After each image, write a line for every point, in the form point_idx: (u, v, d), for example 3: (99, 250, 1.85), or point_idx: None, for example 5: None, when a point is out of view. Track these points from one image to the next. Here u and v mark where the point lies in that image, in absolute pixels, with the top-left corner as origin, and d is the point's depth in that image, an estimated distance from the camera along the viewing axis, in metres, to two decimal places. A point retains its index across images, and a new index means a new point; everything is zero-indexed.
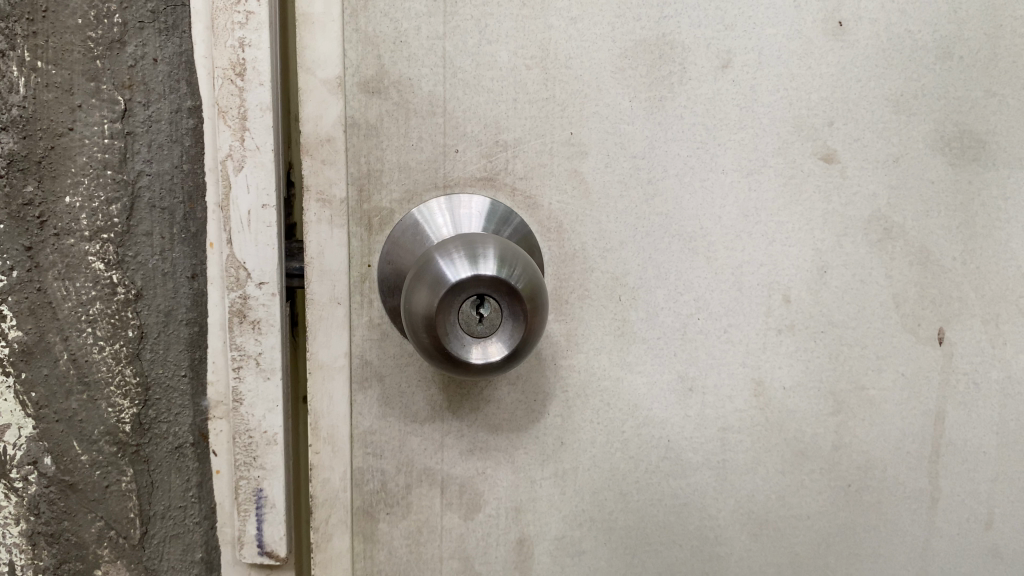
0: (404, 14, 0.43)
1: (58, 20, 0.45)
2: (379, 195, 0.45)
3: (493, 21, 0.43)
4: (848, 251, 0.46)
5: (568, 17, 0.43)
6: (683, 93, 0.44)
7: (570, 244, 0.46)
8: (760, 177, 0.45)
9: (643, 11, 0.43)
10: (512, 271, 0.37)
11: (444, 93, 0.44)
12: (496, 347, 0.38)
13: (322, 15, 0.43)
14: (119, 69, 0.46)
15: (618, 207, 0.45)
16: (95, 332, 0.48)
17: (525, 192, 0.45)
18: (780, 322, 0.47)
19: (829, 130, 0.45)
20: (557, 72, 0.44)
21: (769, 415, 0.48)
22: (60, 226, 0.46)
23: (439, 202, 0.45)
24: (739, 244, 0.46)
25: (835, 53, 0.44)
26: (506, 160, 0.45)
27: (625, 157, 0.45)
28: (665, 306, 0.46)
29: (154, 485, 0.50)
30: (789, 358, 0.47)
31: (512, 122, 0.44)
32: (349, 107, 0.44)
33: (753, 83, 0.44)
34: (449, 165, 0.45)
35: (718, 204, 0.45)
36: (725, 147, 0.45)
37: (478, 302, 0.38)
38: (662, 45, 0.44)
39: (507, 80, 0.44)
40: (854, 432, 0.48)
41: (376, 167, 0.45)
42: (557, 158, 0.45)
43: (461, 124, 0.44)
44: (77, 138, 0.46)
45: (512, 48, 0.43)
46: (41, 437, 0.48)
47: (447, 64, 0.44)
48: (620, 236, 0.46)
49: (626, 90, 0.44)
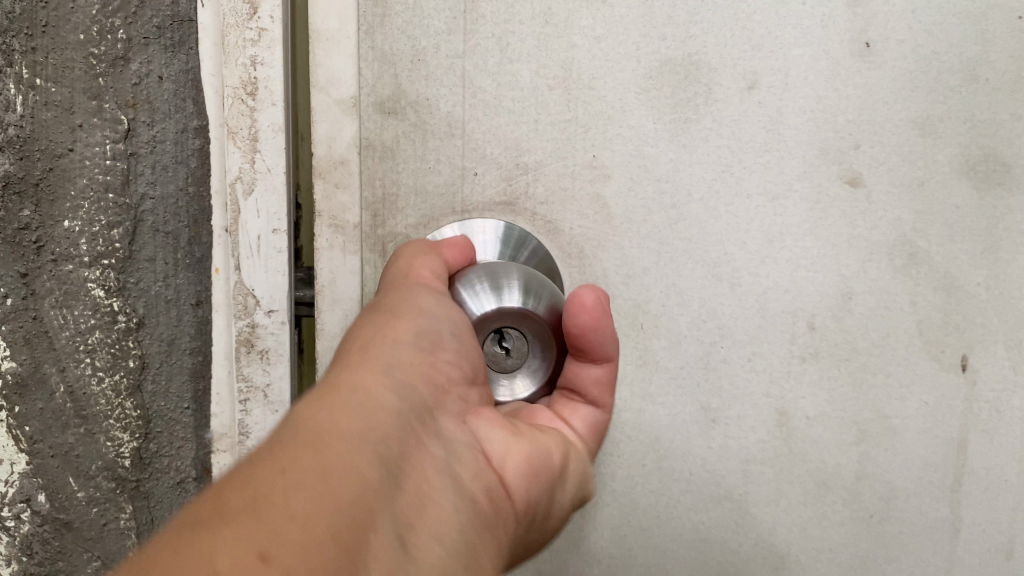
0: (423, 31, 0.42)
1: (60, 35, 0.44)
2: (394, 220, 0.44)
3: (516, 39, 0.42)
4: (872, 276, 0.45)
5: (592, 35, 0.42)
6: (709, 115, 0.43)
7: (592, 270, 0.44)
8: (786, 202, 0.44)
9: (668, 30, 0.42)
10: (535, 299, 0.36)
11: (463, 114, 0.43)
12: (524, 381, 0.37)
13: (337, 32, 0.42)
14: (122, 87, 0.44)
15: (642, 231, 0.44)
16: (93, 363, 0.47)
17: (546, 216, 0.44)
18: (804, 351, 0.45)
19: (856, 154, 0.44)
20: (581, 93, 0.42)
21: (792, 445, 0.46)
22: (58, 252, 0.45)
23: (452, 226, 0.44)
24: (764, 270, 0.44)
25: (862, 75, 0.43)
26: (526, 183, 0.44)
27: (647, 180, 0.43)
28: (688, 334, 0.45)
29: (154, 522, 0.50)
30: (812, 387, 0.46)
31: (533, 144, 0.43)
32: (364, 129, 0.43)
33: (779, 105, 0.43)
34: (467, 188, 0.44)
35: (743, 228, 0.44)
36: (752, 169, 0.43)
37: (501, 336, 0.37)
38: (687, 65, 0.42)
39: (529, 100, 0.43)
40: (877, 461, 0.46)
41: (392, 191, 0.44)
42: (578, 181, 0.43)
43: (480, 146, 0.43)
44: (78, 158, 0.45)
45: (534, 67, 0.42)
46: (33, 473, 0.48)
47: (467, 84, 0.42)
48: (643, 262, 0.44)
49: (650, 111, 0.43)
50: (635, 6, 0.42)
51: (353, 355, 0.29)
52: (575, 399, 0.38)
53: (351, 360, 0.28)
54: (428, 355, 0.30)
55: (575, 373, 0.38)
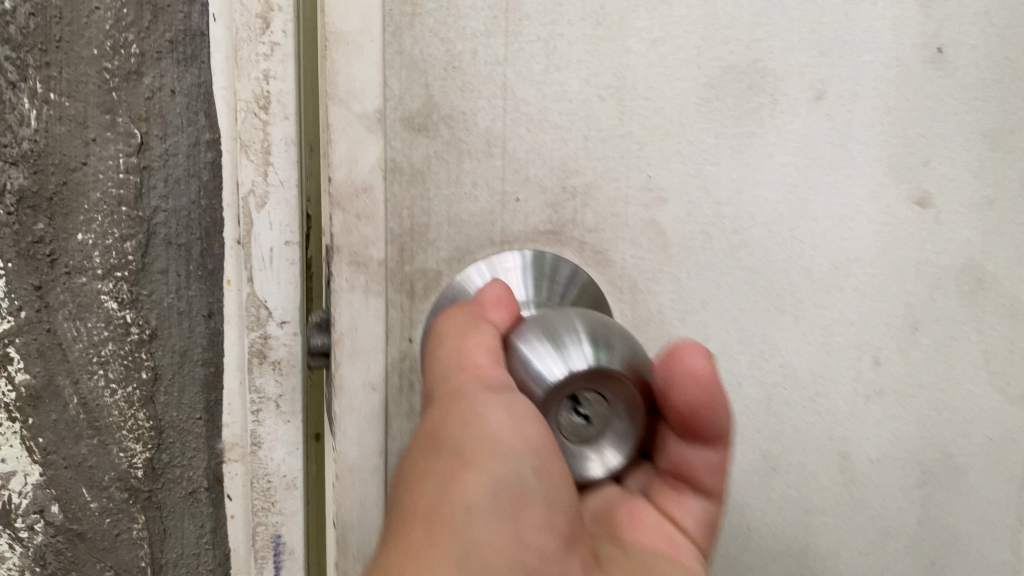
0: (458, 33, 0.34)
1: (73, 50, 0.38)
2: (424, 256, 0.36)
3: (563, 44, 0.35)
4: (939, 305, 0.40)
5: (649, 39, 0.35)
6: (773, 129, 0.37)
7: (642, 308, 0.38)
8: (853, 226, 0.39)
9: (732, 34, 0.36)
10: (602, 348, 0.29)
11: (504, 131, 0.35)
12: (612, 451, 0.30)
13: (359, 36, 0.32)
14: (135, 100, 0.39)
15: (699, 259, 0.37)
16: (106, 375, 0.41)
17: (594, 247, 0.37)
18: (868, 388, 0.41)
19: (925, 171, 0.39)
20: (635, 104, 0.35)
21: (854, 491, 0.41)
22: (72, 265, 0.40)
23: (476, 270, 0.36)
24: (829, 301, 0.39)
25: (933, 83, 0.38)
26: (573, 210, 0.37)
27: (707, 204, 0.37)
28: (748, 375, 0.39)
29: (167, 532, 0.44)
30: (876, 427, 0.41)
31: (581, 164, 0.36)
32: (390, 148, 0.34)
33: (847, 117, 0.37)
34: (507, 217, 0.36)
35: (809, 255, 0.38)
36: (819, 190, 0.38)
37: (577, 402, 0.30)
38: (750, 74, 0.36)
39: (577, 115, 0.35)
40: (941, 504, 0.42)
41: (421, 220, 0.36)
42: (630, 205, 0.37)
43: (522, 167, 0.36)
44: (92, 172, 0.40)
45: (584, 76, 0.35)
46: (47, 484, 0.42)
47: (508, 95, 0.35)
48: (701, 295, 0.38)
49: (710, 125, 0.36)
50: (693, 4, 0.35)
51: (419, 526, 0.23)
52: (683, 487, 0.32)
53: (416, 540, 0.22)
54: (508, 523, 0.24)
55: (683, 457, 0.31)
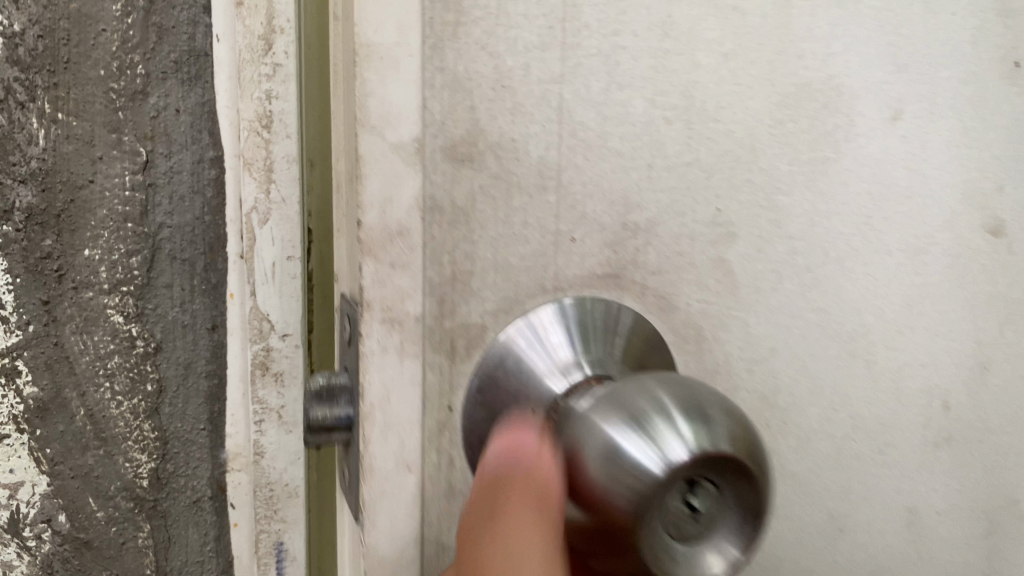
0: (509, 47, 0.25)
1: (81, 72, 0.37)
2: (467, 308, 0.26)
3: (626, 58, 0.26)
4: (1012, 342, 0.36)
5: (720, 53, 0.27)
6: (850, 154, 0.30)
7: (710, 360, 0.29)
8: (925, 258, 0.34)
9: (808, 44, 0.28)
10: (706, 423, 0.21)
11: (558, 160, 0.26)
12: (723, 541, 0.22)
13: (393, 48, 0.24)
14: (140, 120, 0.38)
15: (772, 303, 0.30)
16: (112, 386, 0.40)
17: (658, 292, 0.28)
18: (938, 435, 0.36)
19: (1000, 198, 0.35)
20: (703, 126, 0.28)
21: (921, 549, 0.36)
22: (78, 280, 0.39)
23: (520, 329, 0.27)
24: (901, 341, 0.35)
25: (1011, 101, 0.34)
26: (635, 249, 0.28)
27: (778, 239, 0.29)
28: (815, 428, 0.34)
29: (172, 539, 0.42)
30: (945, 477, 0.36)
31: (646, 196, 0.27)
32: (429, 184, 0.25)
33: (923, 139, 0.33)
34: (561, 260, 0.27)
35: (882, 291, 0.34)
36: (893, 221, 0.34)
37: (684, 493, 0.21)
38: (829, 89, 0.29)
39: (639, 139, 0.27)
40: (1008, 557, 0.38)
41: (464, 266, 0.26)
42: (698, 243, 0.28)
43: (579, 202, 0.27)
44: (98, 190, 0.38)
45: (648, 94, 0.27)
46: (55, 493, 0.40)
47: (563, 120, 0.26)
48: (771, 341, 0.30)
49: (785, 149, 0.29)
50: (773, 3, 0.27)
51: None
52: None
53: None
54: None
55: None
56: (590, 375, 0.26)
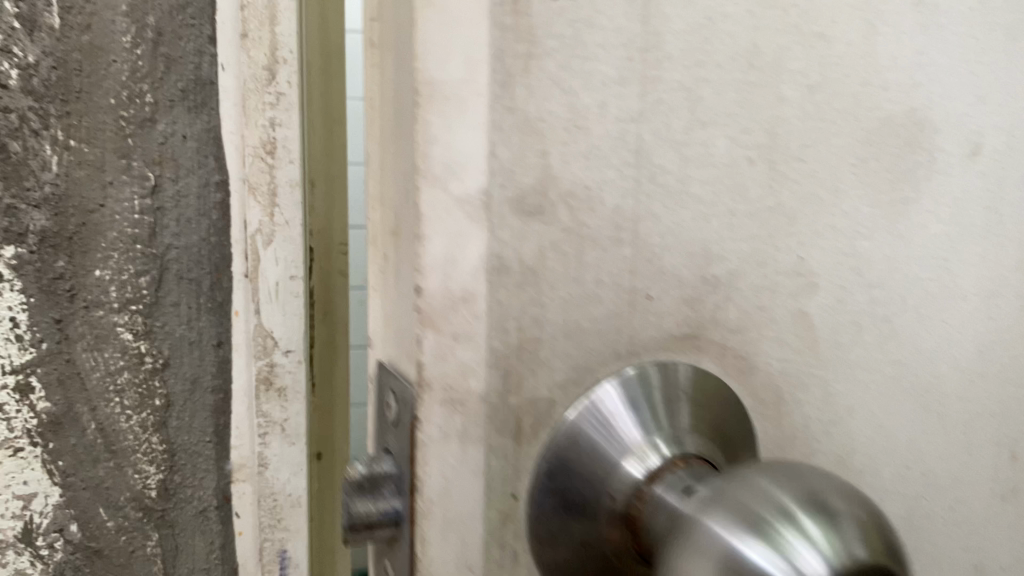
0: (581, 68, 0.18)
1: (93, 100, 0.41)
2: (534, 381, 0.19)
3: (712, 94, 0.20)
4: None
5: (807, 85, 0.22)
6: (927, 192, 0.28)
7: (787, 422, 0.26)
8: (1000, 301, 0.31)
9: (893, 76, 0.25)
10: (835, 519, 0.16)
11: (642, 208, 0.20)
12: None
13: (464, 89, 0.17)
14: (149, 146, 0.44)
15: (849, 355, 0.27)
16: (121, 402, 0.44)
17: (738, 350, 0.23)
18: (1006, 488, 0.33)
19: None
20: (787, 168, 0.23)
21: None
22: (89, 299, 0.43)
23: (589, 409, 0.20)
24: (973, 390, 0.32)
25: None
26: (715, 306, 0.22)
27: (858, 286, 0.27)
28: (890, 491, 0.30)
29: (178, 548, 0.48)
30: (1008, 533, 0.34)
31: (727, 247, 0.22)
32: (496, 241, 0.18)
33: (1000, 173, 0.30)
34: (638, 321, 0.21)
35: (958, 341, 0.31)
36: (970, 262, 0.30)
37: None
38: (910, 125, 0.26)
39: (723, 184, 0.21)
40: None
41: (533, 337, 0.19)
42: (779, 297, 0.24)
43: (660, 255, 0.21)
44: (108, 215, 0.43)
45: (733, 132, 0.21)
46: (66, 504, 0.44)
47: (644, 160, 0.20)
48: (848, 398, 0.28)
49: (865, 190, 0.26)
50: (857, 27, 0.23)
51: None
52: None
53: None
54: None
55: None
56: (673, 456, 0.20)
